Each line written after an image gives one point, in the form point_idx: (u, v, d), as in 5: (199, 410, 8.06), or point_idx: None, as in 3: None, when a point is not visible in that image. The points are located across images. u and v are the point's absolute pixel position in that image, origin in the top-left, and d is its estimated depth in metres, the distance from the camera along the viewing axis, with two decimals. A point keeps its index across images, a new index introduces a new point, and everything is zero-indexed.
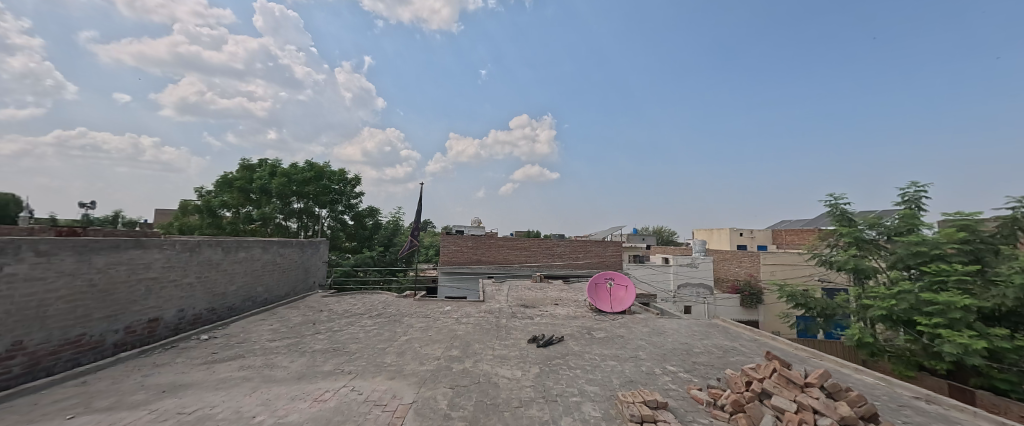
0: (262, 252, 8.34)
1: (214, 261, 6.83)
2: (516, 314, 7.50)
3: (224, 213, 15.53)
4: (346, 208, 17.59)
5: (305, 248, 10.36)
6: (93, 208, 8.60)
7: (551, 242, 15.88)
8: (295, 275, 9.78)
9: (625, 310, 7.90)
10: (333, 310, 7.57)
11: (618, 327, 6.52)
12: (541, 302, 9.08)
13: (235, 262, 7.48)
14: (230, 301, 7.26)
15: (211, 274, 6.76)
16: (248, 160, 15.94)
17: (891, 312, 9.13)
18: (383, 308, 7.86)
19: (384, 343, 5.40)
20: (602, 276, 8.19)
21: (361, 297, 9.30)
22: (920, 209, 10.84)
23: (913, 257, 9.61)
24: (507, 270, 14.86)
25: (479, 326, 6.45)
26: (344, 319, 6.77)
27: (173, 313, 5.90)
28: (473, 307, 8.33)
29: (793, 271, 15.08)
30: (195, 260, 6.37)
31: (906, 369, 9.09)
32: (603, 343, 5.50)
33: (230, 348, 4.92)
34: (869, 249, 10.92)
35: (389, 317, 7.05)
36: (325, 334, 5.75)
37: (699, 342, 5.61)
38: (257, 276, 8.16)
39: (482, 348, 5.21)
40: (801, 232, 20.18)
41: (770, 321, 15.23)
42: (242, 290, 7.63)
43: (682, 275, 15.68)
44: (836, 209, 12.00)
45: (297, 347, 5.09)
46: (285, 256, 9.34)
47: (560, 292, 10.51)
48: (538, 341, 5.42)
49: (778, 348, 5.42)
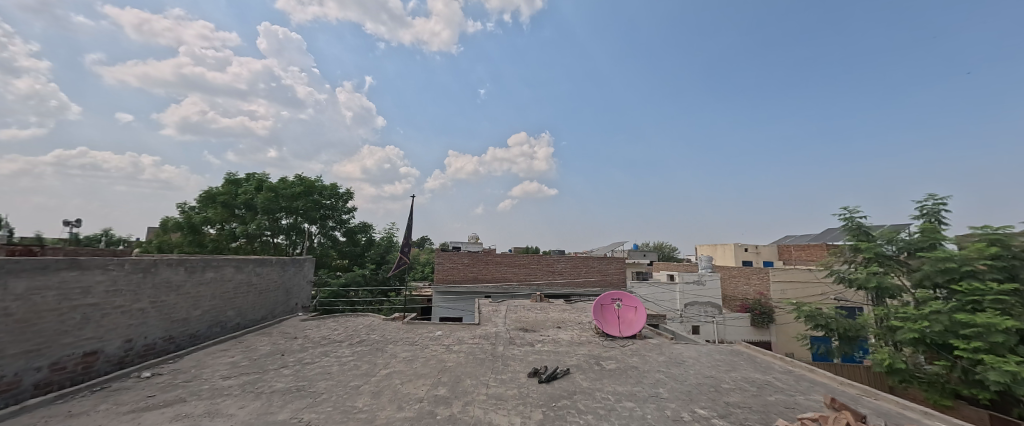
0: (234, 271, 7.57)
1: (174, 283, 6.07)
2: (514, 341, 6.71)
3: (207, 230, 14.79)
4: (337, 224, 16.88)
5: (287, 266, 9.61)
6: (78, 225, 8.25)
7: (550, 258, 15.08)
8: (274, 296, 9.00)
9: (635, 334, 7.12)
10: (310, 336, 6.77)
11: (630, 356, 5.74)
12: (541, 325, 8.29)
13: (202, 283, 6.72)
14: (192, 327, 6.48)
15: (169, 297, 6.00)
16: (234, 174, 15.29)
17: (922, 335, 8.37)
18: (366, 334, 7.08)
19: (359, 379, 4.61)
20: (609, 297, 7.44)
21: (344, 321, 8.49)
22: (941, 222, 10.17)
23: (941, 274, 8.91)
24: (504, 289, 14.07)
25: (472, 356, 5.67)
26: (319, 348, 5.98)
27: (118, 344, 5.14)
28: (467, 331, 7.56)
29: (805, 288, 14.31)
30: (151, 282, 5.64)
31: (942, 397, 8.32)
32: (615, 377, 4.71)
33: (172, 389, 4.15)
34: (891, 266, 10.21)
35: (371, 345, 6.26)
36: (293, 367, 4.97)
37: (726, 375, 4.84)
38: (228, 299, 7.38)
39: (474, 385, 4.42)
40: (809, 247, 19.59)
41: (783, 342, 14.38)
42: (208, 315, 6.86)
43: (688, 293, 14.92)
44: (851, 223, 11.29)
45: (255, 386, 4.31)
46: (263, 276, 8.59)
47: (562, 312, 9.75)
48: (541, 375, 4.63)
49: (820, 382, 4.65)
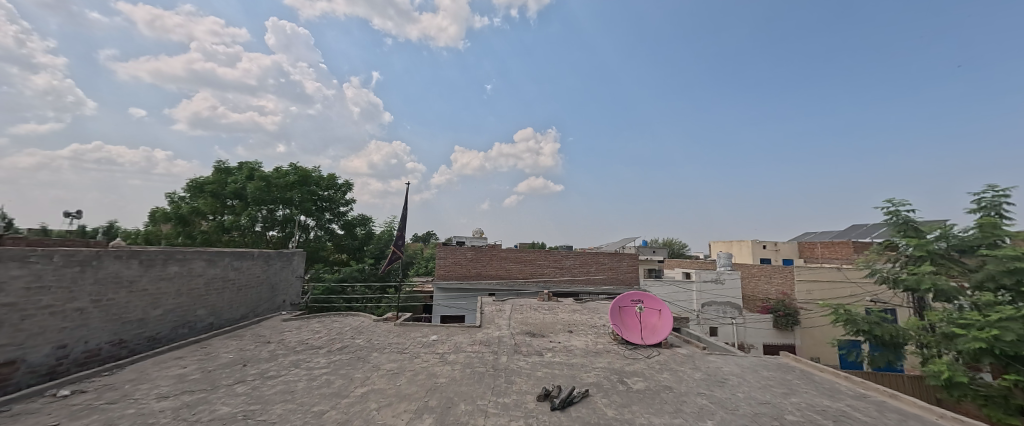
0: (205, 266, 6.70)
1: (124, 278, 5.24)
2: (519, 349, 5.78)
3: (196, 221, 14.03)
4: (334, 216, 16.04)
5: (272, 260, 8.74)
6: (79, 218, 7.29)
7: (558, 254, 14.12)
8: (256, 293, 8.17)
9: (659, 342, 6.15)
10: (285, 341, 5.90)
11: (660, 372, 4.77)
12: (550, 328, 7.34)
13: (163, 279, 5.87)
14: (151, 329, 5.66)
15: (119, 295, 5.18)
16: (223, 162, 14.48)
17: (991, 345, 7.23)
18: (350, 338, 6.19)
19: (328, 401, 3.71)
20: (628, 298, 6.47)
21: (330, 322, 7.61)
22: (1001, 216, 9.07)
23: (1009, 275, 7.85)
24: (510, 286, 13.14)
25: (468, 369, 4.73)
26: (291, 356, 5.10)
27: (47, 352, 4.35)
28: (466, 335, 6.66)
29: (833, 289, 13.20)
30: (92, 277, 4.84)
31: (1008, 415, 7.15)
32: (646, 403, 3.76)
33: (87, 413, 3.33)
34: (944, 265, 9.07)
35: (353, 352, 5.36)
36: (252, 383, 4.09)
37: (786, 401, 3.86)
38: (198, 297, 6.55)
39: (468, 413, 3.49)
40: (833, 244, 18.40)
41: (809, 346, 13.28)
42: (172, 315, 6.04)
43: (706, 293, 13.86)
44: (896, 217, 10.10)
45: (194, 408, 3.47)
46: (243, 271, 7.74)
47: (573, 313, 8.78)
48: (554, 400, 3.70)
49: (911, 416, 3.68)
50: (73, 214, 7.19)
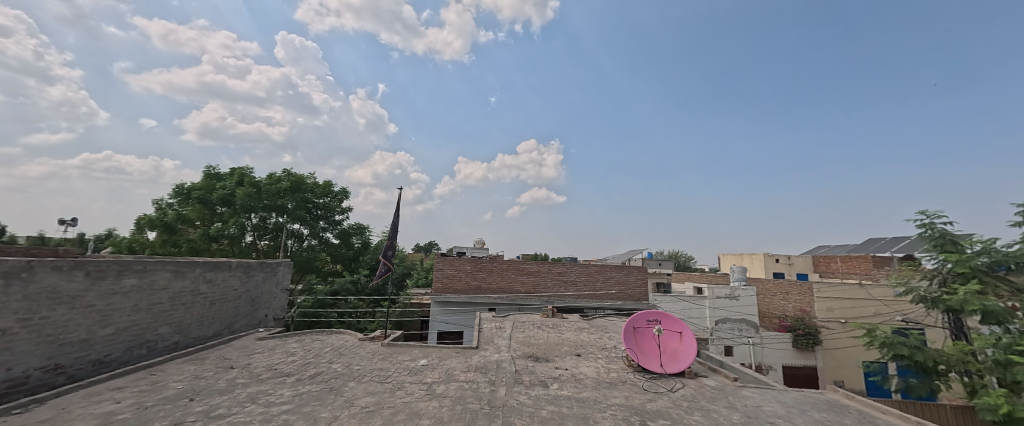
0: (171, 278, 5.98)
1: (63, 293, 4.53)
2: (520, 378, 4.99)
3: (182, 229, 13.39)
4: (330, 225, 15.33)
5: (253, 271, 8.00)
6: (73, 226, 7.79)
7: (562, 266, 13.33)
8: (232, 308, 7.40)
9: (681, 371, 5.34)
10: (252, 366, 5.13)
11: (690, 413, 3.96)
12: (556, 351, 6.55)
13: (116, 293, 5.15)
14: (98, 352, 4.92)
15: (57, 313, 4.47)
16: (213, 168, 13.91)
17: None
18: (327, 362, 5.43)
19: None
20: (644, 318, 5.70)
21: (310, 341, 6.85)
22: None
23: None
24: (511, 300, 12.35)
25: (459, 407, 3.95)
26: (252, 387, 4.35)
27: None
28: (460, 359, 5.89)
29: (857, 307, 12.31)
30: (20, 293, 4.14)
31: None
32: None
33: None
34: (990, 283, 8.18)
35: (327, 382, 4.61)
36: None
37: None
38: (160, 313, 5.82)
39: None
40: (852, 259, 17.47)
41: (831, 368, 12.30)
42: (126, 334, 5.30)
43: (720, 310, 12.99)
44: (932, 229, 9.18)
45: None
46: (217, 284, 6.98)
47: (580, 332, 7.99)
48: None
49: None
50: (67, 225, 7.63)
